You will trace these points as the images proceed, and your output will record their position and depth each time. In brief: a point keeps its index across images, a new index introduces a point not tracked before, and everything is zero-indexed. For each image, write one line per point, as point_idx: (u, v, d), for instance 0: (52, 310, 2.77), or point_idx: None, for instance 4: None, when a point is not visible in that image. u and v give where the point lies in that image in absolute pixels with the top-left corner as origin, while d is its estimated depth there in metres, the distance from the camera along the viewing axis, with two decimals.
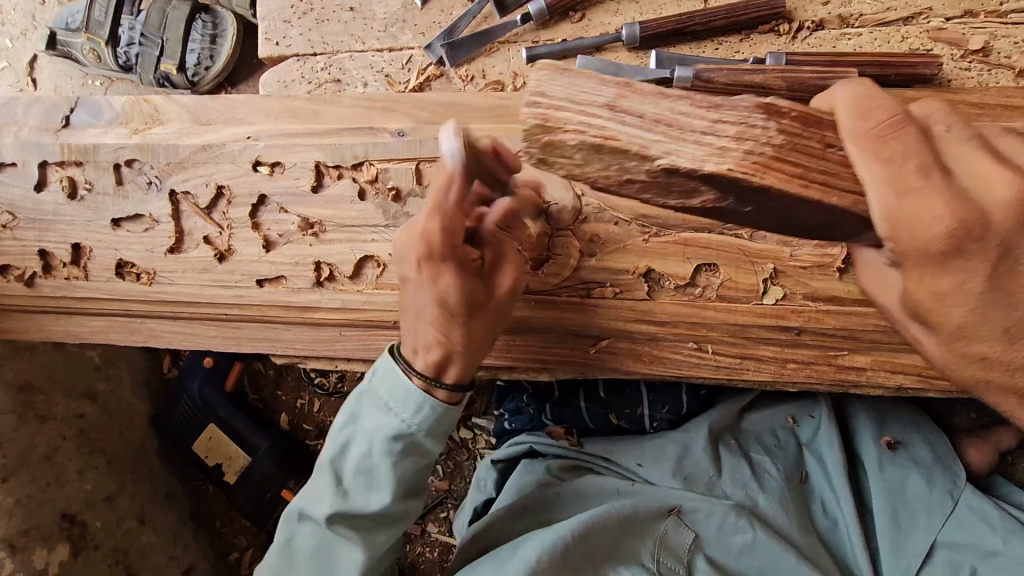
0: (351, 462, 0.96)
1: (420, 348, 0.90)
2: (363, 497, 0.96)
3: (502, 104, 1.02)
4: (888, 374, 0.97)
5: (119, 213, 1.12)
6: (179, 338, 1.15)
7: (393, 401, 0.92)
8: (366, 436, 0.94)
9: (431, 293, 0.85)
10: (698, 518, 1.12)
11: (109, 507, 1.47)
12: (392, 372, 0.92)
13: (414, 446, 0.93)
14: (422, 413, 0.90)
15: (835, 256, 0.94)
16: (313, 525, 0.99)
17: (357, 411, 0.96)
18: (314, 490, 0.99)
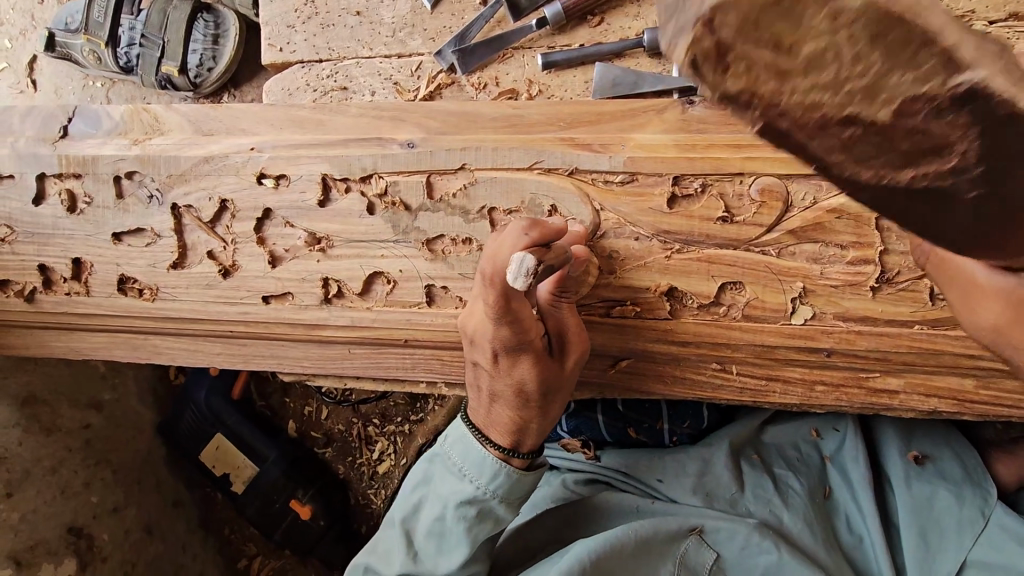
0: (422, 524, 0.98)
1: (493, 425, 0.92)
2: (430, 559, 0.98)
3: (517, 113, 0.97)
4: (922, 398, 0.92)
5: (120, 227, 1.08)
6: (183, 355, 1.12)
7: (466, 468, 0.92)
8: (437, 499, 0.95)
9: (508, 381, 0.87)
10: (720, 537, 1.08)
11: (116, 519, 1.45)
12: (465, 440, 0.93)
13: (487, 512, 0.94)
14: (496, 480, 0.91)
15: (867, 275, 0.90)
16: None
17: (430, 471, 0.98)
18: (386, 547, 1.02)
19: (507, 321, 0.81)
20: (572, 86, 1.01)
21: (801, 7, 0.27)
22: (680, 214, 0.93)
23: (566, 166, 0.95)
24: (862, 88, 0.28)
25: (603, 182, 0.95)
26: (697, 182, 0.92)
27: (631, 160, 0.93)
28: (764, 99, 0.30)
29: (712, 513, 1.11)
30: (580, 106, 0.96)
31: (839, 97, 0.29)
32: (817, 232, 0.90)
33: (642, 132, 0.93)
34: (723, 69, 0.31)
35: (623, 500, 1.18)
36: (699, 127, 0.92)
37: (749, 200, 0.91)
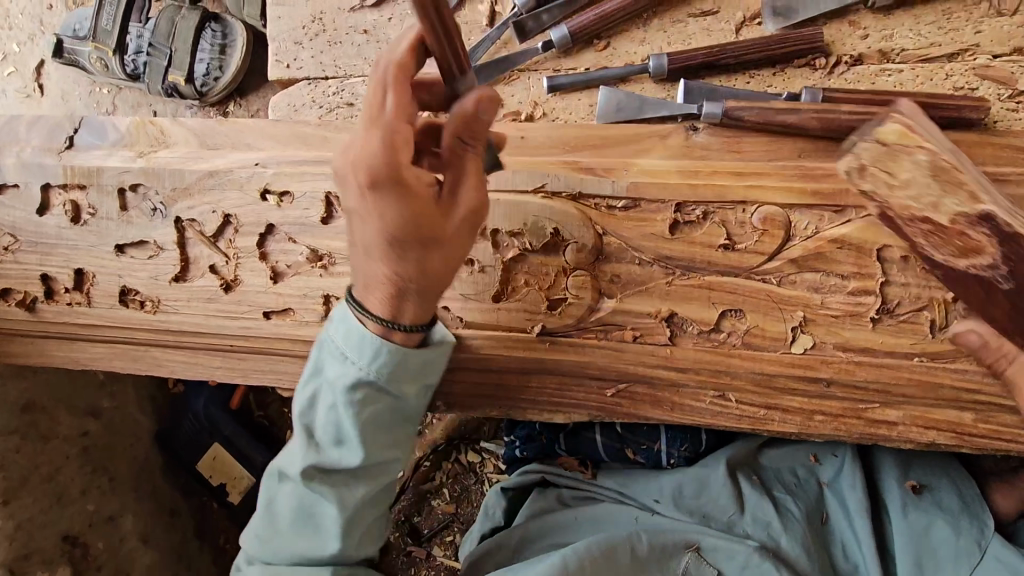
0: (317, 418, 0.87)
1: (369, 285, 0.80)
2: (329, 460, 0.87)
3: (521, 136, 0.98)
4: (921, 430, 0.92)
5: (124, 239, 1.09)
6: (182, 368, 1.11)
7: (348, 350, 0.83)
8: (330, 388, 0.85)
9: (375, 225, 0.72)
10: (720, 556, 1.09)
11: (112, 527, 1.44)
12: (346, 319, 0.83)
13: (377, 395, 0.85)
14: (378, 359, 0.82)
15: (868, 305, 0.90)
16: (294, 494, 0.89)
17: (315, 362, 0.87)
18: (288, 457, 0.90)
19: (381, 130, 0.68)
20: (577, 109, 1.02)
21: (901, 161, 0.68)
22: (682, 241, 0.93)
23: (569, 189, 0.95)
24: (930, 203, 0.69)
25: (606, 207, 0.95)
26: (700, 209, 0.92)
27: (634, 186, 0.93)
28: (881, 199, 0.73)
29: (708, 529, 1.12)
30: (585, 130, 0.97)
31: (918, 205, 0.70)
32: (819, 262, 0.90)
33: (646, 157, 0.94)
34: (863, 177, 0.73)
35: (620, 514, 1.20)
36: (702, 154, 0.93)
37: (751, 228, 0.91)
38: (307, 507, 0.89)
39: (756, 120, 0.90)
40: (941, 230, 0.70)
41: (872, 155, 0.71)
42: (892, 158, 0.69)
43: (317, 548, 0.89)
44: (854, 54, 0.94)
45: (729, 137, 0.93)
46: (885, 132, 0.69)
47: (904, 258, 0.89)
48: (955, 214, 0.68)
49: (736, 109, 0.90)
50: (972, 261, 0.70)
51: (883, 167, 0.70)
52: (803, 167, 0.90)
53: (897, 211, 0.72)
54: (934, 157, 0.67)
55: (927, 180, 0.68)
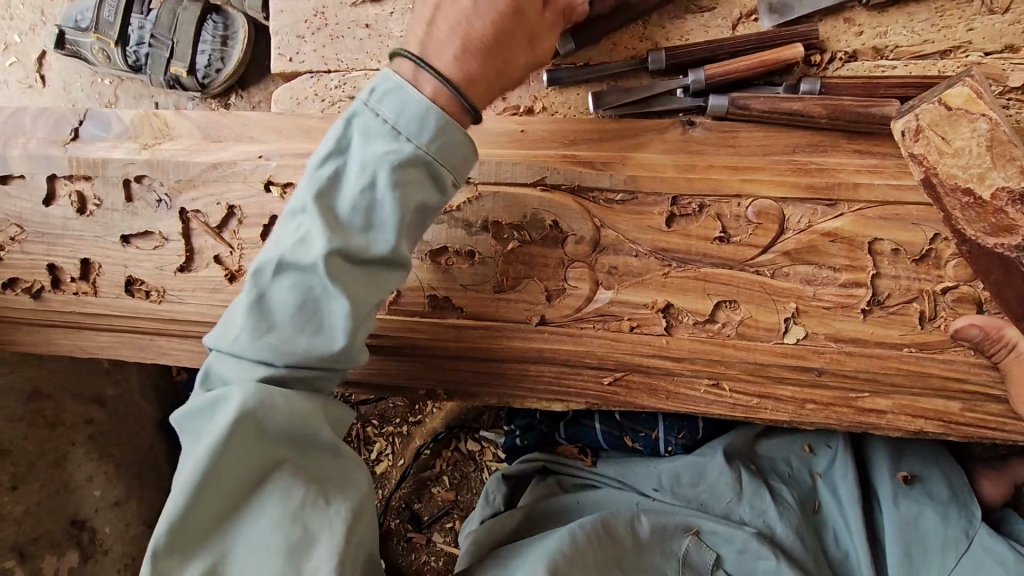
0: (344, 195, 0.78)
1: (472, 78, 0.82)
2: (339, 169, 0.79)
3: (520, 130, 1.00)
4: (910, 418, 0.94)
5: (129, 230, 1.10)
6: (187, 357, 1.13)
7: (402, 121, 0.77)
8: (360, 160, 0.77)
9: None
10: (718, 539, 1.12)
11: (118, 512, 1.47)
12: (402, 91, 0.79)
13: (418, 178, 0.79)
14: (436, 138, 0.78)
15: (859, 298, 0.92)
16: (301, 200, 0.78)
17: (333, 160, 0.79)
18: (293, 228, 0.78)
19: None
20: (576, 104, 1.03)
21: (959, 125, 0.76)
22: (678, 233, 0.95)
23: (568, 182, 0.97)
24: (977, 175, 0.76)
25: (604, 200, 0.97)
26: (695, 203, 0.94)
27: (632, 179, 0.95)
28: (929, 164, 0.79)
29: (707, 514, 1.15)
30: (583, 124, 0.99)
31: (965, 175, 0.77)
32: (811, 255, 0.93)
33: (643, 151, 0.96)
34: (916, 140, 0.79)
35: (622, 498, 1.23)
36: (698, 148, 0.95)
37: (745, 221, 0.93)
38: (313, 207, 0.77)
39: (761, 108, 0.92)
40: (980, 204, 0.77)
41: (930, 118, 0.77)
42: (952, 121, 0.76)
43: (321, 341, 0.77)
44: (848, 51, 0.96)
45: (725, 131, 0.95)
46: (953, 95, 0.76)
47: (894, 250, 0.91)
48: (998, 188, 0.75)
49: (740, 98, 0.92)
50: (1002, 239, 0.77)
51: (939, 131, 0.77)
52: (796, 162, 0.92)
53: (943, 179, 0.78)
54: (992, 128, 0.74)
55: (980, 149, 0.75)
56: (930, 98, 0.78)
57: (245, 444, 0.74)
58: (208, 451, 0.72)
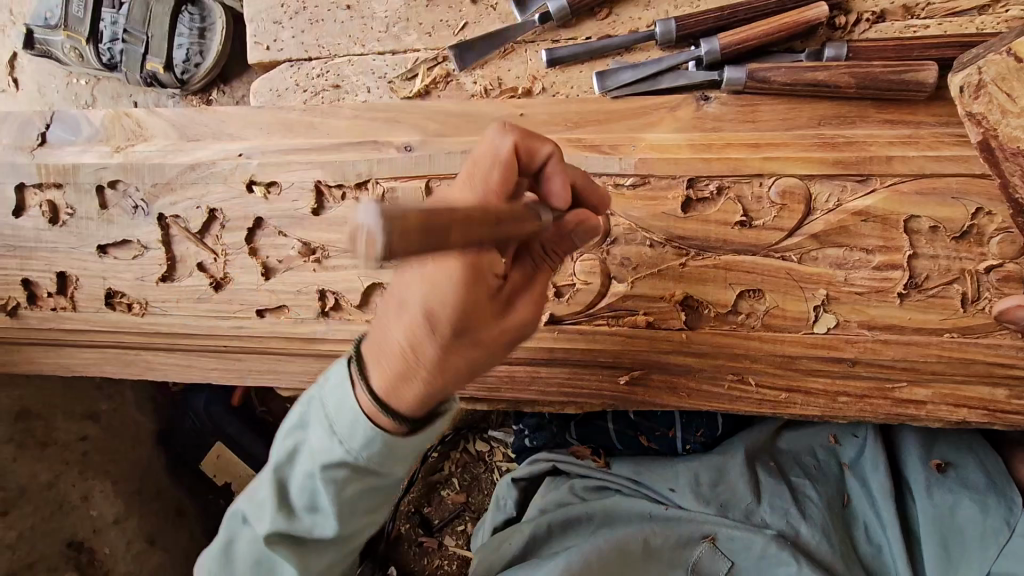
0: (295, 476, 0.80)
1: (381, 348, 0.70)
2: (333, 501, 0.78)
3: (520, 114, 0.92)
4: (951, 408, 0.88)
5: (106, 239, 1.03)
6: (177, 371, 1.07)
7: (337, 426, 0.75)
8: (308, 457, 0.78)
9: (422, 291, 0.64)
10: (736, 547, 1.06)
11: (117, 531, 1.41)
12: (343, 388, 0.74)
13: (362, 473, 0.77)
14: (369, 445, 0.74)
15: (895, 281, 0.85)
16: (306, 472, 0.78)
17: (335, 429, 0.75)
18: (302, 436, 0.81)
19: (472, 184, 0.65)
20: (579, 82, 0.95)
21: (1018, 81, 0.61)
22: (695, 219, 0.88)
23: (573, 170, 0.90)
24: None
25: (613, 186, 0.89)
26: (713, 185, 0.87)
27: (643, 162, 0.87)
28: (990, 124, 0.63)
29: (724, 518, 1.09)
30: (588, 104, 0.91)
31: None
32: (841, 236, 0.85)
33: (654, 131, 0.88)
34: (977, 95, 0.64)
35: (632, 505, 1.16)
36: (714, 125, 0.87)
37: (768, 202, 0.86)
38: (312, 488, 0.79)
39: (784, 80, 0.84)
40: None
41: (997, 70, 0.62)
42: (1023, 73, 0.61)
43: (302, 524, 0.81)
44: (876, 11, 0.87)
45: (744, 106, 0.87)
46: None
47: (933, 228, 0.83)
48: None
49: (760, 70, 0.84)
50: None
51: (1005, 85, 0.62)
52: (822, 135, 0.85)
53: (1005, 142, 0.63)
54: None
55: None
56: (995, 48, 0.63)
57: (254, 536, 0.84)
58: (240, 527, 0.86)
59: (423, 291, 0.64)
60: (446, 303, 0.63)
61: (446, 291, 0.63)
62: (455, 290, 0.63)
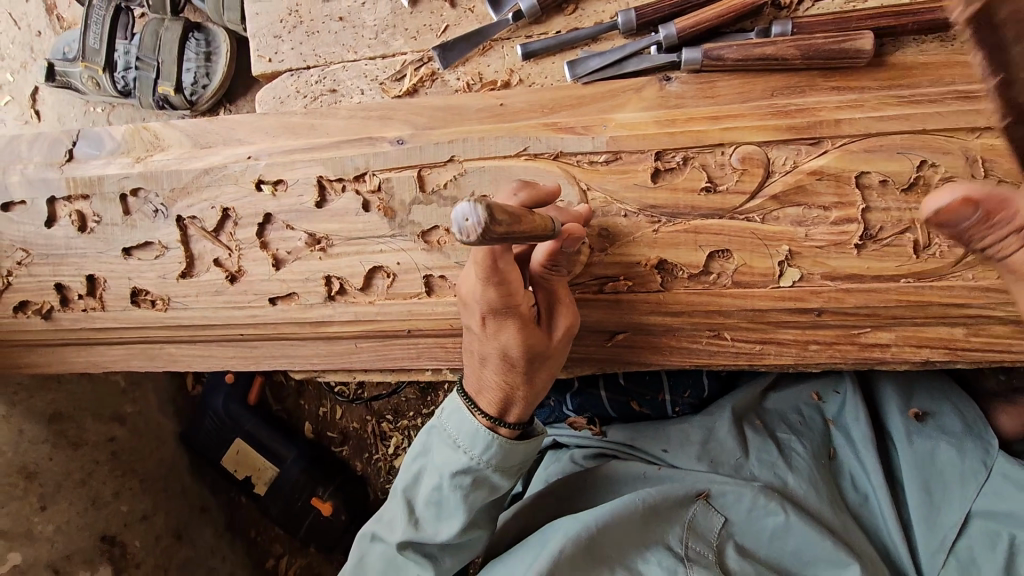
0: (422, 491, 1.03)
1: (481, 391, 0.97)
2: (458, 506, 0.99)
3: (500, 104, 1.01)
4: (915, 348, 0.94)
5: (130, 242, 1.13)
6: (198, 361, 1.16)
7: (462, 438, 0.98)
8: (435, 471, 1.00)
9: (495, 346, 0.92)
10: (727, 502, 1.11)
11: (146, 526, 1.50)
12: (464, 409, 0.98)
13: (481, 480, 0.99)
14: (489, 450, 0.97)
15: (851, 233, 0.92)
16: (435, 484, 1.00)
17: (459, 442, 0.98)
18: (428, 459, 1.03)
19: (494, 285, 0.84)
20: (552, 73, 1.04)
21: None
22: (665, 188, 0.96)
23: (550, 151, 0.98)
24: None
25: (588, 163, 0.98)
26: (679, 156, 0.95)
27: (614, 139, 0.96)
28: None
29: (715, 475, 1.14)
30: (560, 91, 1.00)
31: None
32: (799, 196, 0.93)
33: (623, 111, 0.97)
34: None
35: (630, 468, 1.21)
36: (677, 102, 0.96)
37: (730, 168, 0.94)
38: (439, 498, 1.00)
39: (736, 56, 0.92)
40: None
41: None
42: None
43: (426, 535, 1.02)
44: None
45: (702, 84, 0.96)
46: None
47: (882, 182, 0.91)
48: None
49: (714, 49, 0.92)
50: None
51: None
52: (775, 105, 0.92)
53: None
54: None
55: None
56: None
57: (388, 531, 1.05)
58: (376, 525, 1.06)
59: (495, 346, 0.92)
60: (513, 344, 0.90)
61: (509, 339, 0.90)
62: (514, 338, 0.90)
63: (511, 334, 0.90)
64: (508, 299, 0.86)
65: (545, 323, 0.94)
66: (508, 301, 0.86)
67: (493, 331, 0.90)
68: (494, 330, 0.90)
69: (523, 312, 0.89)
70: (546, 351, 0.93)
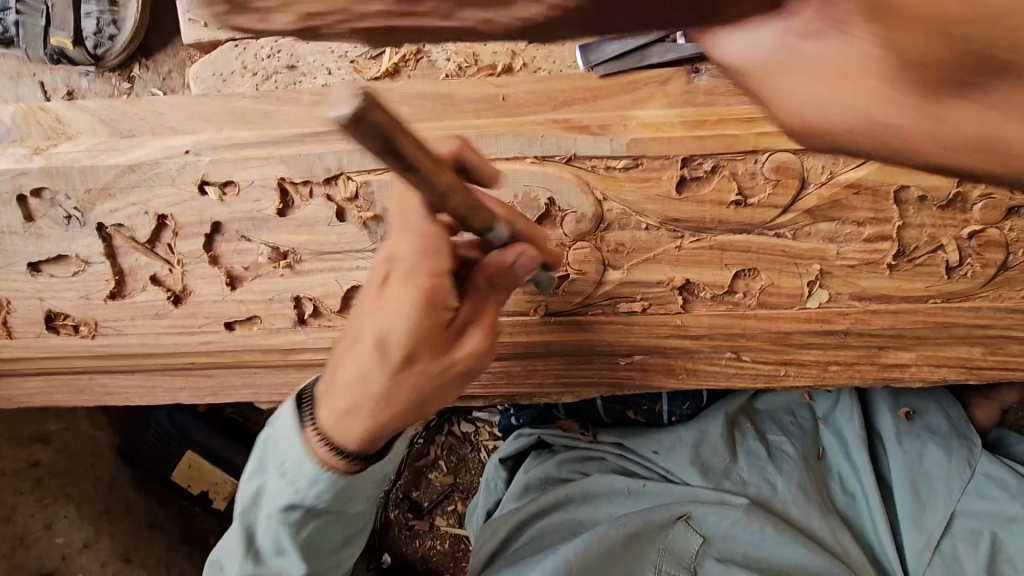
0: (260, 518, 0.83)
1: (341, 385, 0.75)
2: (296, 541, 0.82)
3: (501, 94, 0.87)
4: (932, 368, 0.92)
5: (38, 256, 0.91)
6: (141, 394, 0.98)
7: (289, 463, 0.78)
8: (270, 495, 0.81)
9: (381, 321, 0.70)
10: (707, 520, 1.04)
11: (90, 555, 1.33)
12: (292, 427, 0.78)
13: (319, 511, 0.81)
14: (319, 482, 0.77)
15: (884, 252, 0.86)
16: (271, 511, 0.81)
17: (288, 466, 0.78)
18: (260, 482, 0.82)
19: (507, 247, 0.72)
20: (561, 56, 0.87)
21: None
22: (690, 201, 0.85)
23: (562, 153, 0.85)
24: None
25: (605, 168, 0.86)
26: (708, 164, 0.84)
27: (635, 142, 0.84)
28: None
29: (702, 493, 1.06)
30: (571, 82, 0.87)
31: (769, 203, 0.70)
32: (833, 210, 0.85)
33: (644, 108, 0.85)
34: None
35: (612, 480, 1.13)
36: (705, 100, 0.85)
37: (762, 178, 0.84)
38: (276, 528, 0.81)
39: None
40: None
41: None
42: None
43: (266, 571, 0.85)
44: None
45: None
46: None
47: (921, 198, 0.83)
48: None
49: None
50: None
51: None
52: None
53: None
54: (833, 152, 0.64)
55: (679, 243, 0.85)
56: None
57: (230, 558, 0.86)
58: (222, 547, 0.87)
59: (381, 322, 0.70)
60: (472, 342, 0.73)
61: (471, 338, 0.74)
62: (474, 336, 0.73)
63: (477, 338, 0.74)
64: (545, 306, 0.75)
65: (453, 331, 0.72)
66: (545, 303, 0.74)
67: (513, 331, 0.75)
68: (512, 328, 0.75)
69: (489, 316, 0.75)
70: (460, 386, 0.77)
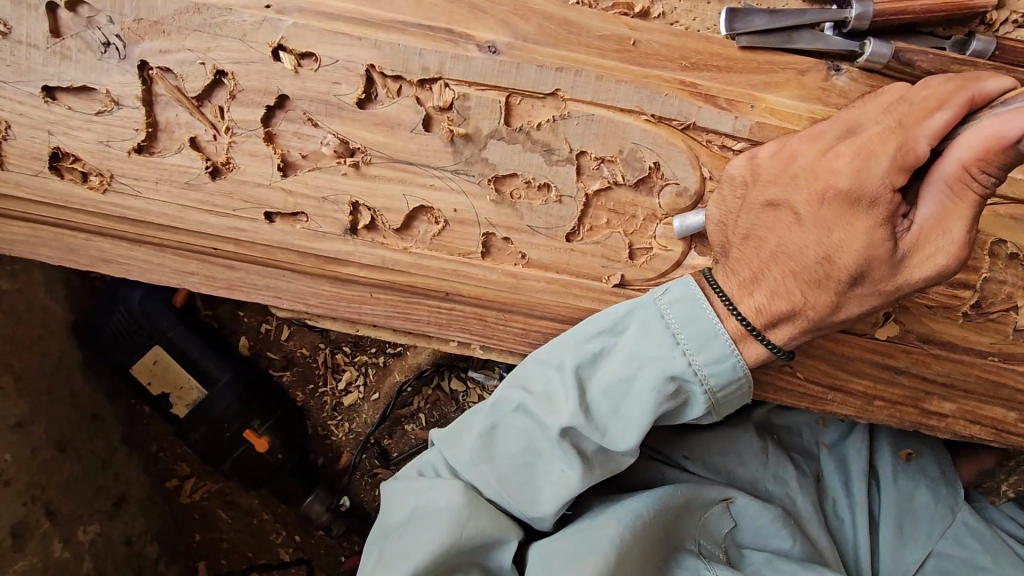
0: (533, 404, 0.77)
1: None
2: (648, 410, 0.73)
3: (632, 37, 0.79)
4: (967, 423, 0.92)
5: (56, 81, 0.77)
6: (140, 270, 0.84)
7: (672, 328, 0.73)
8: (610, 368, 0.76)
9: None
10: (742, 514, 0.97)
11: (21, 436, 1.18)
12: (675, 302, 0.74)
13: (679, 376, 0.73)
14: (710, 337, 0.72)
15: (963, 299, 0.86)
16: (611, 381, 0.75)
17: (670, 330, 0.73)
18: (584, 375, 0.77)
19: None
20: (704, 16, 0.80)
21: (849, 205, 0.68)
22: None
23: (681, 119, 0.79)
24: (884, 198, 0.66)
25: (719, 146, 0.81)
26: None
27: (759, 126, 0.79)
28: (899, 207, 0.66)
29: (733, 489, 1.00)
30: (708, 44, 0.79)
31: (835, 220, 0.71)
32: None
33: (777, 93, 0.79)
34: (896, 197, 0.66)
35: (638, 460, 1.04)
36: (839, 102, 0.80)
37: None
38: (576, 434, 0.76)
39: (929, 68, 0.77)
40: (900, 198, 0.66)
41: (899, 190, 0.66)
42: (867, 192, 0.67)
43: (561, 470, 0.77)
44: None
45: (873, 88, 0.80)
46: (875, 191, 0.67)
47: (1012, 254, 0.84)
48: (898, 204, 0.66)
49: (909, 51, 0.76)
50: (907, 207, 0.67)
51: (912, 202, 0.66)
52: None
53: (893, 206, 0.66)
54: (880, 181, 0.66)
55: None
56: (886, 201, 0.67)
57: (427, 530, 0.78)
58: (401, 507, 0.83)
59: None
60: None
61: None
62: None
63: None
64: (775, 252, 0.73)
65: None
66: (777, 251, 0.73)
67: (734, 262, 0.76)
68: (742, 286, 0.74)
69: None
70: None
